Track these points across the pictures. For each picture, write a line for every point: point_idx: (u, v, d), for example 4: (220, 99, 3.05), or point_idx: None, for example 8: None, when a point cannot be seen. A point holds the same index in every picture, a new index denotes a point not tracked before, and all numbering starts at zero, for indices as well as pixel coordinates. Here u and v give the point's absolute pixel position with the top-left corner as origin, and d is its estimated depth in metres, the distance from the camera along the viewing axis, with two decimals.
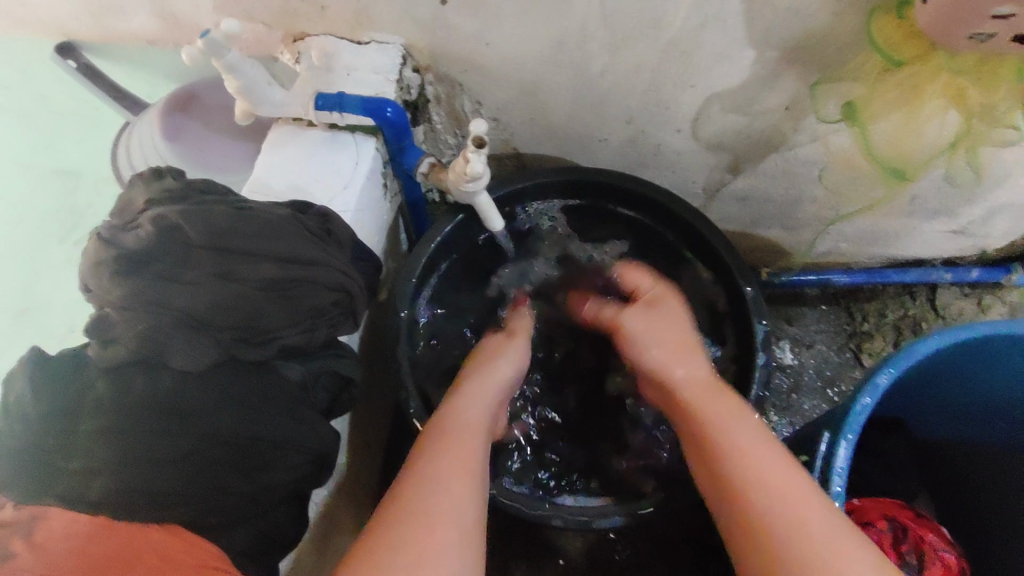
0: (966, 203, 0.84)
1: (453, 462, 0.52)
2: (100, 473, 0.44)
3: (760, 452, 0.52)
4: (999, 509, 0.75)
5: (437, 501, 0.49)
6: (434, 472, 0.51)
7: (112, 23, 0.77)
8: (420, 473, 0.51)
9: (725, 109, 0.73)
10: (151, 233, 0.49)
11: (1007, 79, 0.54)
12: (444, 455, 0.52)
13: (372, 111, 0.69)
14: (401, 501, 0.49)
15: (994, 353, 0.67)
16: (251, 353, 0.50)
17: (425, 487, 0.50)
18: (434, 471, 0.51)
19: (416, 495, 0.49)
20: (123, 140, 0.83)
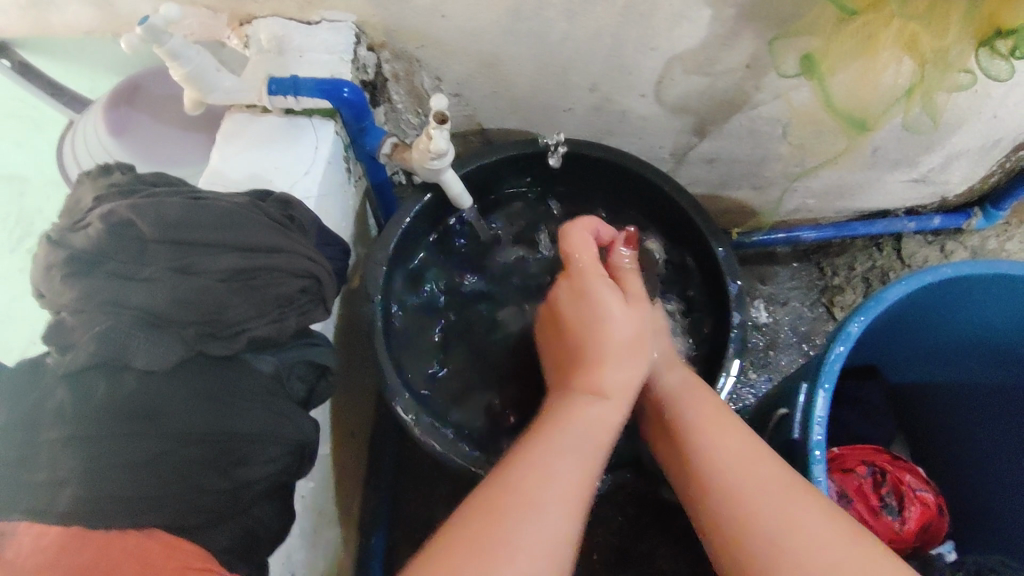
0: (925, 152, 0.85)
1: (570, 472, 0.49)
2: (68, 483, 0.43)
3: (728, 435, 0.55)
4: (974, 443, 0.82)
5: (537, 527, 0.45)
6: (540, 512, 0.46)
7: (45, 17, 0.73)
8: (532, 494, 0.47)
9: (688, 71, 0.73)
10: (101, 231, 0.47)
11: (956, 23, 0.55)
12: (567, 462, 0.50)
13: (328, 93, 0.66)
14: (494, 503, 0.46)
15: (959, 292, 0.69)
16: (217, 347, 0.49)
17: (530, 502, 0.46)
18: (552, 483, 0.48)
19: (529, 513, 0.46)
20: (67, 137, 0.79)
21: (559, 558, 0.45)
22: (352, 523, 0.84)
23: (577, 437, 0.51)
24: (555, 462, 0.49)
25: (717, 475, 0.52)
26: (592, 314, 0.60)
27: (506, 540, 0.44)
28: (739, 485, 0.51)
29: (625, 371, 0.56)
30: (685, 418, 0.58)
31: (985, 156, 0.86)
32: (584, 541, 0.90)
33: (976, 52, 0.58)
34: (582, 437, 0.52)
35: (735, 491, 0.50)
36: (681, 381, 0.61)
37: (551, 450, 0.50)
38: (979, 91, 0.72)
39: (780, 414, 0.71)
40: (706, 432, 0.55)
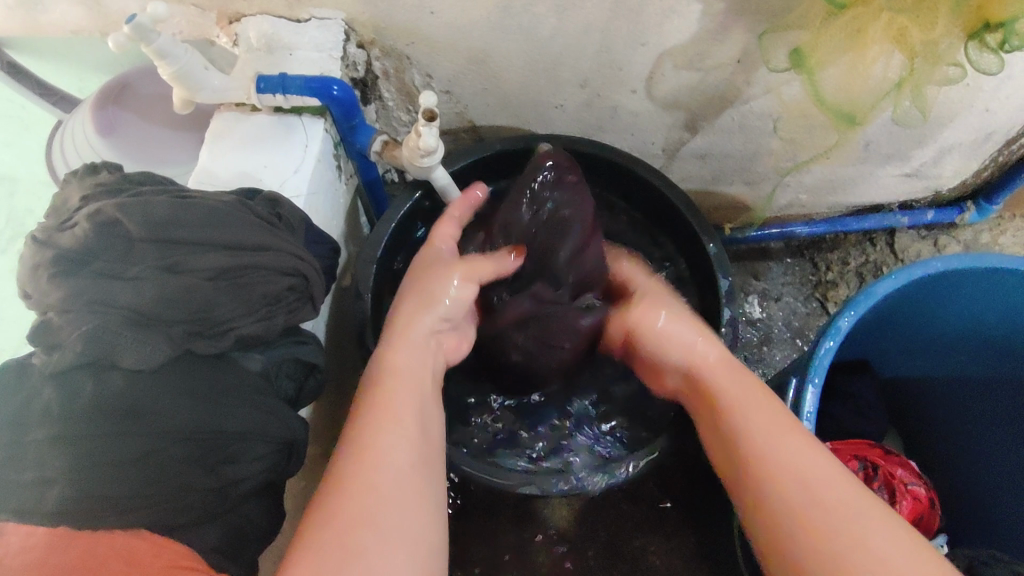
0: (917, 146, 0.85)
1: (401, 409, 0.53)
2: (56, 482, 0.43)
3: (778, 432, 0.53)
4: (966, 437, 0.82)
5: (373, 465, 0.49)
6: (371, 449, 0.50)
7: (32, 17, 0.72)
8: (369, 434, 0.51)
9: (678, 66, 0.73)
10: (87, 230, 0.47)
11: (944, 14, 0.55)
12: (398, 399, 0.54)
13: (317, 91, 0.66)
14: (351, 453, 0.50)
15: (949, 286, 0.69)
16: (205, 346, 0.49)
17: (365, 445, 0.50)
18: (388, 428, 0.52)
19: (361, 453, 0.50)
20: (56, 138, 0.79)
21: (400, 477, 0.49)
22: None
23: (402, 378, 0.56)
24: (381, 404, 0.53)
25: (765, 462, 0.52)
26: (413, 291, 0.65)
27: (357, 478, 0.48)
28: (810, 495, 0.49)
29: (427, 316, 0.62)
30: (739, 423, 0.55)
31: (977, 149, 0.86)
32: (578, 538, 0.90)
33: (965, 44, 0.58)
34: (395, 374, 0.56)
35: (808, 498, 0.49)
36: (729, 378, 0.58)
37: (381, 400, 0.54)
38: (970, 85, 0.72)
39: None
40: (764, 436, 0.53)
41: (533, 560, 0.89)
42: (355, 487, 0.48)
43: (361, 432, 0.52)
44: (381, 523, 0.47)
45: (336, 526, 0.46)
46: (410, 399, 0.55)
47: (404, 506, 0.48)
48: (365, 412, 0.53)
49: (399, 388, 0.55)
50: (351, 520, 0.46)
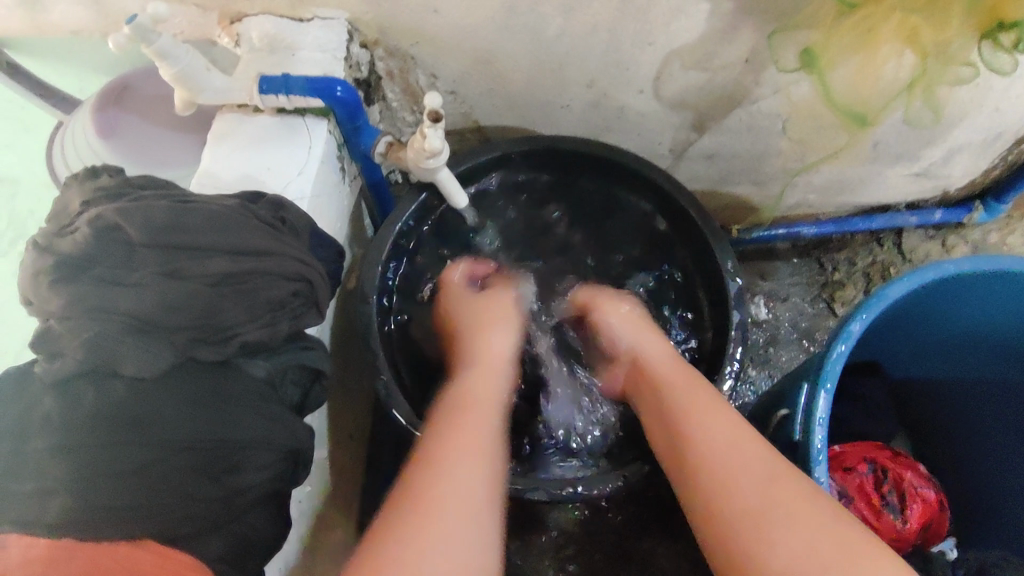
0: (927, 146, 0.84)
1: (475, 436, 0.53)
2: (57, 494, 0.42)
3: (725, 435, 0.53)
4: (976, 440, 0.81)
5: (446, 482, 0.49)
6: (442, 467, 0.50)
7: (33, 17, 0.71)
8: (440, 455, 0.51)
9: (685, 66, 0.72)
10: (88, 236, 0.46)
11: (957, 14, 0.53)
12: (470, 423, 0.55)
13: (321, 92, 0.65)
14: (419, 469, 0.50)
15: (961, 288, 0.68)
16: (208, 353, 0.48)
17: (438, 464, 0.50)
18: (463, 451, 0.52)
19: (432, 470, 0.50)
20: (58, 139, 0.78)
21: (470, 500, 0.49)
22: (351, 525, 0.83)
23: (473, 402, 0.57)
24: (454, 428, 0.54)
25: (697, 452, 0.53)
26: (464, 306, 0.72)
27: (425, 492, 0.48)
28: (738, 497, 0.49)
29: (506, 339, 0.68)
30: (689, 425, 0.55)
31: (987, 149, 0.85)
32: (584, 541, 0.89)
33: (978, 44, 0.57)
34: (473, 403, 0.57)
35: (735, 484, 0.49)
36: (688, 384, 0.60)
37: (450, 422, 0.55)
38: (980, 85, 0.71)
39: (782, 413, 0.70)
40: (703, 424, 0.55)
41: (539, 563, 0.88)
42: (421, 498, 0.48)
43: (435, 450, 0.52)
44: (441, 540, 0.46)
45: (400, 533, 0.46)
46: (484, 426, 0.55)
47: (463, 524, 0.47)
48: (440, 432, 0.54)
49: (472, 416, 0.55)
50: (416, 530, 0.46)
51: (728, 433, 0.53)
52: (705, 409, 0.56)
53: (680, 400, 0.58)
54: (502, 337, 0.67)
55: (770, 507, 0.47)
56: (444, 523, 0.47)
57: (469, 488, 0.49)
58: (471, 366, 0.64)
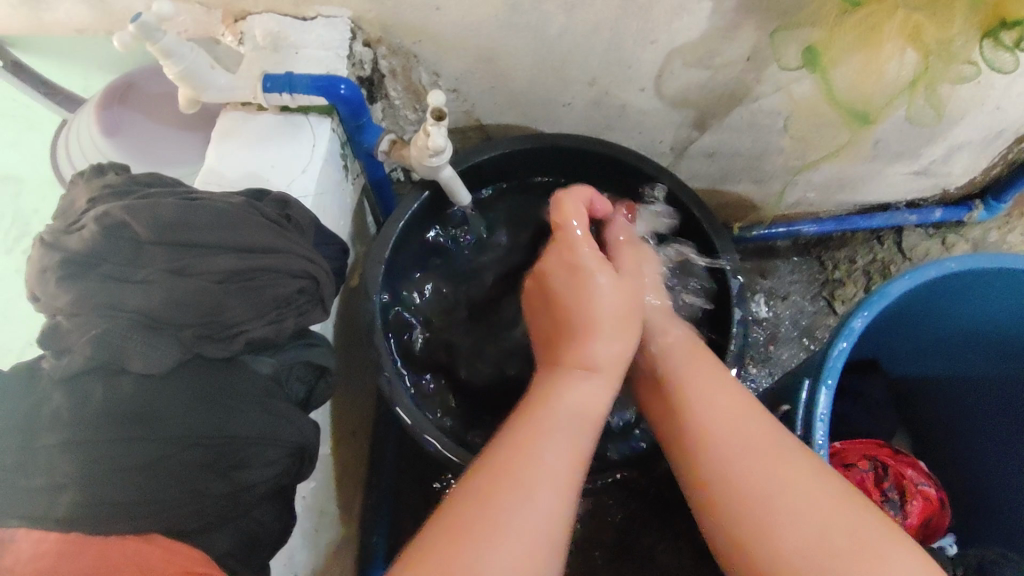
0: (927, 144, 0.84)
1: (566, 459, 0.49)
2: (66, 489, 0.43)
3: (733, 417, 0.53)
4: (975, 436, 0.82)
5: (529, 508, 0.45)
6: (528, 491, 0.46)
7: (37, 15, 0.72)
8: (524, 473, 0.47)
9: (687, 64, 0.72)
10: (95, 233, 0.47)
11: (960, 12, 0.54)
12: (562, 440, 0.50)
13: (324, 90, 0.65)
14: (494, 480, 0.47)
15: (962, 286, 0.68)
16: (215, 350, 0.48)
17: (522, 485, 0.46)
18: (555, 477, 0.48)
19: (514, 491, 0.46)
20: (62, 137, 0.78)
21: (552, 528, 0.46)
22: (354, 522, 0.83)
23: (565, 415, 0.51)
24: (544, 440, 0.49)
25: (699, 432, 0.53)
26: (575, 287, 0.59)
27: (498, 513, 0.45)
28: (743, 479, 0.49)
29: (617, 346, 0.56)
30: (701, 407, 0.55)
31: (988, 147, 0.85)
32: (585, 538, 0.89)
33: (980, 42, 0.57)
34: (570, 415, 0.52)
35: (739, 465, 0.50)
36: (690, 363, 0.60)
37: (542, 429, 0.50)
38: (981, 83, 0.71)
39: (784, 410, 0.71)
40: (704, 400, 0.55)
41: None
42: (495, 517, 0.45)
43: (528, 467, 0.48)
44: (506, 561, 0.43)
45: (457, 544, 0.44)
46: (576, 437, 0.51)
47: (532, 545, 0.44)
48: (522, 440, 0.49)
49: (559, 425, 0.51)
50: (474, 544, 0.44)
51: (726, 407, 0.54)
52: (705, 388, 0.56)
53: (682, 380, 0.58)
54: (623, 346, 0.56)
55: (775, 495, 0.48)
56: (514, 550, 0.44)
57: (554, 521, 0.46)
58: (574, 370, 0.55)
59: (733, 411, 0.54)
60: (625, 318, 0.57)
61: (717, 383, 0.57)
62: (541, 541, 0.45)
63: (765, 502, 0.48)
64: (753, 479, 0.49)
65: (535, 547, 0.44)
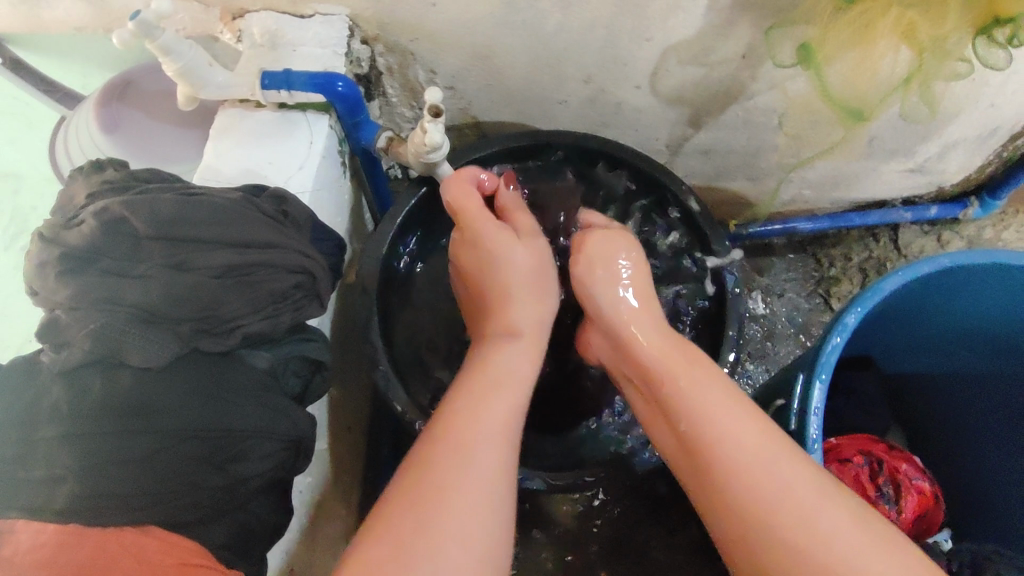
0: (921, 141, 0.85)
1: (502, 420, 0.52)
2: (66, 481, 0.43)
3: (719, 404, 0.52)
4: (969, 432, 0.82)
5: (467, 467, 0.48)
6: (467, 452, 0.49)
7: (35, 13, 0.72)
8: (458, 435, 0.50)
9: (683, 61, 0.72)
10: (94, 228, 0.47)
11: (954, 9, 0.54)
12: (496, 402, 0.52)
13: (322, 87, 0.65)
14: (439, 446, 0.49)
15: (956, 282, 0.69)
16: (212, 344, 0.49)
17: (463, 446, 0.49)
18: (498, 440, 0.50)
19: (454, 452, 0.48)
20: (61, 134, 0.79)
21: (496, 490, 0.48)
22: (352, 516, 0.84)
23: (501, 376, 0.55)
24: (483, 403, 0.52)
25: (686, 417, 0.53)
26: (484, 256, 0.65)
27: (447, 480, 0.47)
28: (741, 469, 0.49)
29: (531, 311, 0.62)
30: (680, 392, 0.54)
31: (982, 145, 0.85)
32: (581, 532, 0.90)
33: (974, 39, 0.57)
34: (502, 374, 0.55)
35: (725, 452, 0.50)
36: (659, 338, 0.60)
37: (475, 393, 0.53)
38: (974, 80, 0.72)
39: (778, 405, 0.71)
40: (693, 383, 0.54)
41: (538, 554, 0.89)
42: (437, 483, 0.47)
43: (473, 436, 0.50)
44: (461, 529, 0.45)
45: (404, 512, 0.46)
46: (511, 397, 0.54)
47: (475, 506, 0.46)
48: (463, 404, 0.52)
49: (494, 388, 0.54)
50: (431, 515, 0.46)
51: (720, 395, 0.53)
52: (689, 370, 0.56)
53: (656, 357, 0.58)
54: (537, 306, 0.62)
55: (778, 490, 0.47)
56: (466, 514, 0.46)
57: (491, 478, 0.48)
58: (509, 337, 0.60)
59: (723, 397, 0.53)
60: (537, 276, 0.64)
61: (693, 363, 0.57)
62: (485, 498, 0.47)
63: (766, 500, 0.47)
64: (741, 466, 0.49)
65: (483, 506, 0.47)
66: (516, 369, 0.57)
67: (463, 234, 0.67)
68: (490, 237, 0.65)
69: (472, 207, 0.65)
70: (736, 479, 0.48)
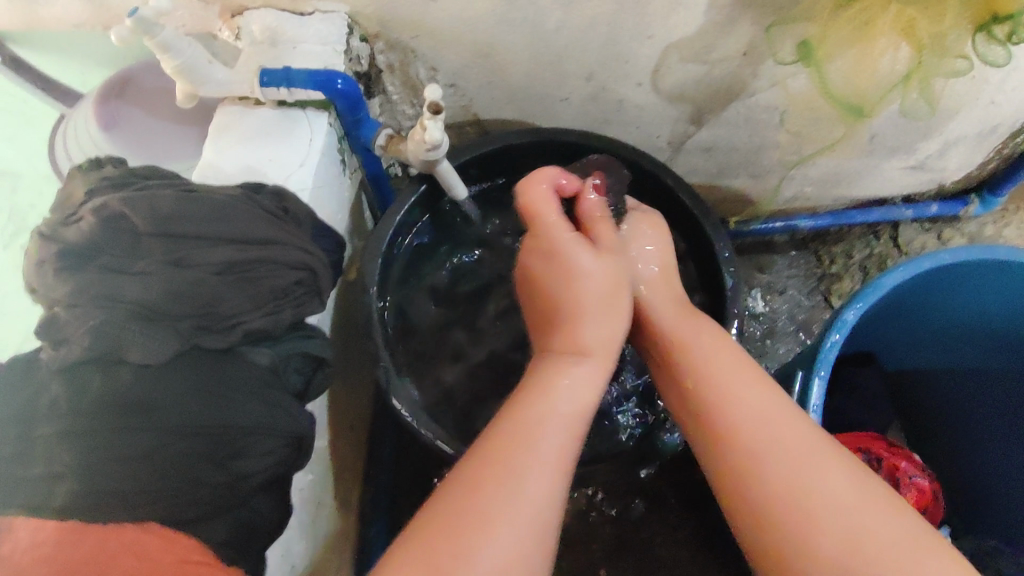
0: (923, 138, 0.84)
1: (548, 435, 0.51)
2: (64, 478, 0.43)
3: (767, 414, 0.51)
4: (970, 430, 0.82)
5: (518, 486, 0.47)
6: (518, 470, 0.48)
7: (34, 10, 0.72)
8: (507, 451, 0.49)
9: (684, 59, 0.72)
10: (93, 224, 0.47)
11: (954, 6, 0.54)
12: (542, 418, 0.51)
13: (322, 85, 0.65)
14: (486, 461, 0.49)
15: (957, 278, 0.69)
16: (213, 340, 0.49)
17: (512, 464, 0.48)
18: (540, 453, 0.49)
19: (501, 468, 0.48)
20: (60, 130, 0.78)
21: (541, 506, 0.47)
22: (352, 515, 0.83)
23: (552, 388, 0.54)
24: (529, 418, 0.51)
25: (728, 426, 0.52)
26: (557, 267, 0.61)
27: (493, 495, 0.47)
28: (784, 478, 0.48)
29: (602, 330, 0.58)
30: (725, 398, 0.53)
31: (983, 142, 0.85)
32: (581, 530, 0.90)
33: (973, 36, 0.57)
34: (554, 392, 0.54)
35: (785, 476, 0.48)
36: (704, 343, 0.59)
37: (524, 408, 0.52)
38: (977, 78, 0.72)
39: None
40: (739, 391, 0.53)
41: None
42: (483, 496, 0.47)
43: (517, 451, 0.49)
44: (503, 545, 0.45)
45: (450, 524, 0.46)
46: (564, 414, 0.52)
47: (520, 523, 0.46)
48: (514, 419, 0.51)
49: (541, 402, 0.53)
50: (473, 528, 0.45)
51: (766, 404, 0.52)
52: (732, 376, 0.55)
53: (703, 363, 0.57)
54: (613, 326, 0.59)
55: (825, 502, 0.46)
56: (510, 531, 0.45)
57: (540, 495, 0.47)
58: (562, 355, 0.57)
59: (770, 407, 0.52)
60: (610, 296, 0.59)
61: (741, 369, 0.55)
62: (530, 517, 0.46)
63: (811, 508, 0.46)
64: (796, 480, 0.47)
65: (526, 524, 0.46)
66: (580, 390, 0.54)
67: (536, 241, 0.64)
68: (564, 243, 0.62)
69: (545, 210, 0.64)
70: (780, 490, 0.47)
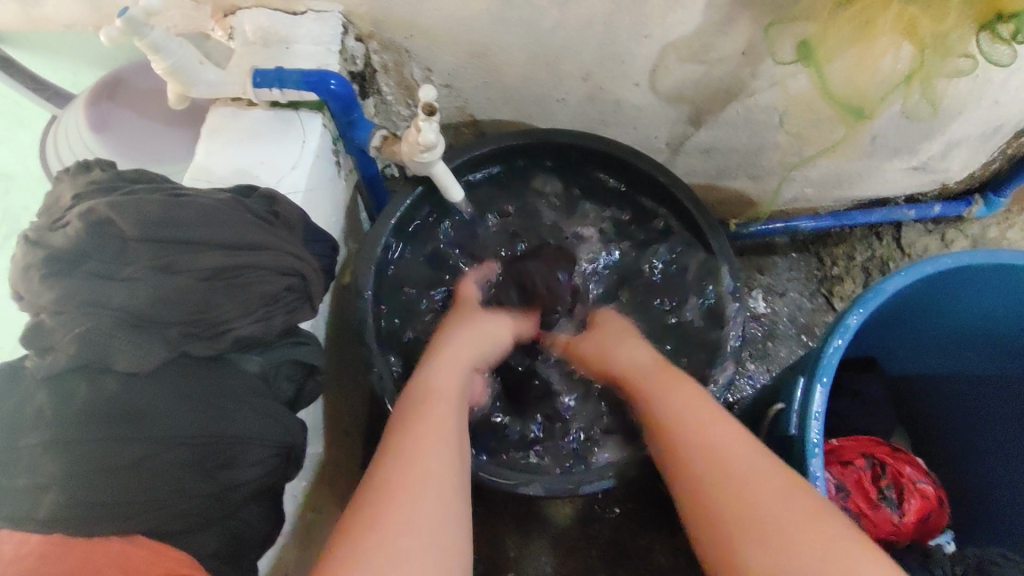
0: (925, 139, 0.83)
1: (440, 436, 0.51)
2: (50, 489, 0.42)
3: (703, 424, 0.53)
4: (974, 433, 0.81)
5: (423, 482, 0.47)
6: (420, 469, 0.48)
7: (25, 11, 0.71)
8: (414, 453, 0.49)
9: (682, 59, 0.71)
10: (79, 229, 0.46)
11: (956, 6, 0.53)
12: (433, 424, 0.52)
13: (315, 86, 0.64)
14: (397, 464, 0.48)
15: (961, 281, 0.68)
16: (201, 348, 0.48)
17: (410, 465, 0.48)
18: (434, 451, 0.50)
19: (406, 469, 0.48)
20: (50, 133, 0.77)
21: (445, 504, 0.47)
22: None
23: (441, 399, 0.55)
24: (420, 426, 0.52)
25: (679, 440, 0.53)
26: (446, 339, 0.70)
27: (404, 497, 0.46)
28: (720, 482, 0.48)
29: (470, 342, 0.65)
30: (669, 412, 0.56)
31: (986, 143, 0.84)
32: (580, 534, 0.89)
33: (978, 35, 0.56)
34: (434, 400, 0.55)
35: (718, 479, 0.48)
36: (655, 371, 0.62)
37: (412, 419, 0.53)
38: (980, 77, 0.71)
39: (779, 407, 0.70)
40: (682, 410, 0.55)
41: (537, 557, 0.88)
42: (403, 498, 0.46)
43: (419, 454, 0.49)
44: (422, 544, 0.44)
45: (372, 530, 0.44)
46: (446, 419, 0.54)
47: (429, 522, 0.45)
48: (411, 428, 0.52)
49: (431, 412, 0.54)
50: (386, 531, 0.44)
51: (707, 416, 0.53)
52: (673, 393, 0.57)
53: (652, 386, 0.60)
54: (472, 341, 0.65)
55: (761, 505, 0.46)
56: (423, 530, 0.44)
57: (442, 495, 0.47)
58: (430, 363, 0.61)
59: (707, 417, 0.53)
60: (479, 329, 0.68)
61: (687, 385, 0.58)
62: (443, 519, 0.46)
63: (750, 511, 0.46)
64: (722, 478, 0.48)
65: (438, 525, 0.45)
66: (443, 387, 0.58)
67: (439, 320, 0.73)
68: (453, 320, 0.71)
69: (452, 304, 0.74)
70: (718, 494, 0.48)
